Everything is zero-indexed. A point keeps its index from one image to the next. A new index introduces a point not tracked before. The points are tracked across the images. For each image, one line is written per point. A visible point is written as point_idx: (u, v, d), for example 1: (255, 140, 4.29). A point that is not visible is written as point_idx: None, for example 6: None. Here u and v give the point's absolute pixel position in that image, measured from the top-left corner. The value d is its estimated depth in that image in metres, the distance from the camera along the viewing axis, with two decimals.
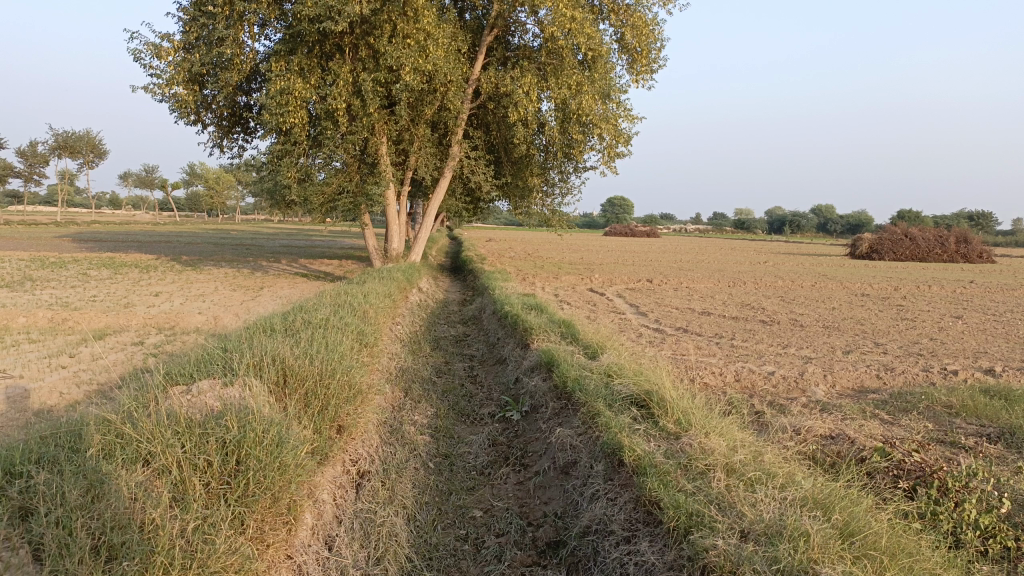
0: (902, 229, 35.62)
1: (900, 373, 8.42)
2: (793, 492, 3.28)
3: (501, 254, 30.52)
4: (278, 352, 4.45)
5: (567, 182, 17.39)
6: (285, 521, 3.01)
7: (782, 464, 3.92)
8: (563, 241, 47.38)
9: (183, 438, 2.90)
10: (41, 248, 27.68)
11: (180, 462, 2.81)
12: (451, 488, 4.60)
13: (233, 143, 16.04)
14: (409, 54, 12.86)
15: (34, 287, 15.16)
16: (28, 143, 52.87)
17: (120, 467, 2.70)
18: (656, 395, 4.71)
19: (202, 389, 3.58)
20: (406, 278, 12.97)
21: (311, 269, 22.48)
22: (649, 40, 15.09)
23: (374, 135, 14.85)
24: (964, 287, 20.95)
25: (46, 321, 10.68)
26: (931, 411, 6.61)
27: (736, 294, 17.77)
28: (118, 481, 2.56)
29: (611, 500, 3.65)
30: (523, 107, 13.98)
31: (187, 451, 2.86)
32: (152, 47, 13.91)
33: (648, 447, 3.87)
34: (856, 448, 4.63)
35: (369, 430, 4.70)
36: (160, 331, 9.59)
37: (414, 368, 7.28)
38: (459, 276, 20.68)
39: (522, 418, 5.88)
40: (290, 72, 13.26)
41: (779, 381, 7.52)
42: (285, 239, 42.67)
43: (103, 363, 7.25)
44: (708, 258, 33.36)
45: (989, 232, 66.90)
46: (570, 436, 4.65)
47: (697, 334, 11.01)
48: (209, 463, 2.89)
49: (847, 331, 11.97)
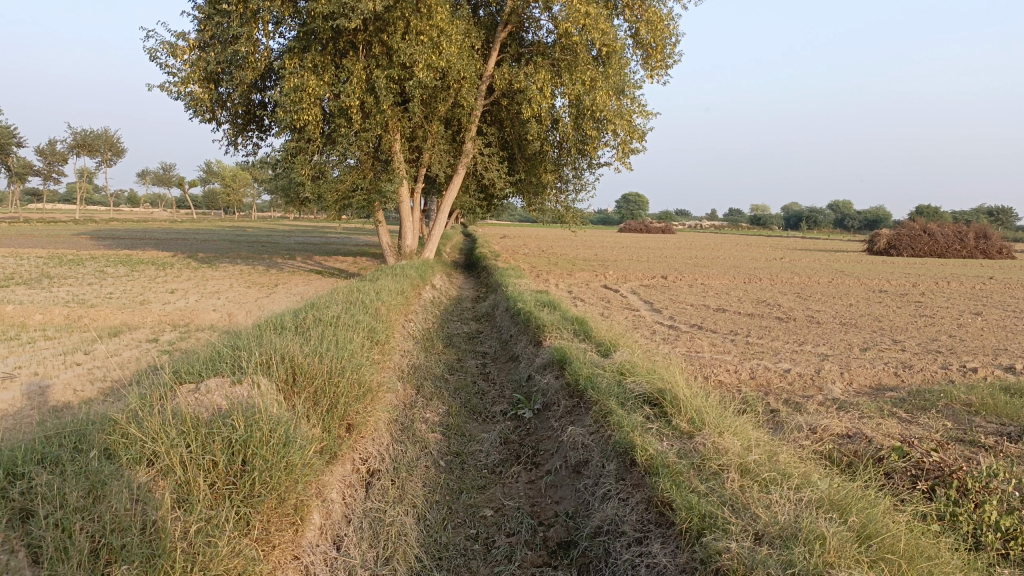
0: (921, 224, 35.35)
1: (918, 370, 8.32)
2: (809, 494, 3.21)
3: (516, 251, 30.50)
4: (287, 350, 4.43)
5: (581, 178, 17.32)
6: (292, 522, 2.99)
7: (798, 464, 3.85)
8: (577, 238, 47.30)
9: (188, 438, 2.87)
10: (61, 246, 27.97)
11: (185, 463, 2.78)
12: (462, 487, 4.57)
13: (248, 141, 16.09)
14: (422, 50, 12.84)
15: (51, 284, 15.27)
16: (48, 142, 53.46)
17: (123, 468, 2.68)
18: (669, 394, 4.65)
19: (210, 387, 3.56)
20: (419, 276, 12.96)
21: (326, 266, 22.55)
22: (664, 35, 14.98)
23: (388, 133, 14.86)
24: (983, 283, 20.70)
25: (62, 318, 10.76)
26: (950, 410, 6.52)
27: (751, 290, 17.64)
28: (121, 482, 2.54)
29: (622, 500, 3.60)
30: (537, 104, 13.93)
31: (192, 451, 2.84)
32: (167, 45, 13.97)
33: (661, 446, 3.82)
34: (873, 447, 4.55)
35: (380, 428, 4.67)
36: (174, 328, 9.63)
37: (426, 366, 7.26)
38: (473, 273, 20.67)
39: (534, 416, 5.84)
40: (304, 70, 13.28)
41: (795, 379, 7.44)
42: (301, 236, 42.83)
43: (117, 360, 7.28)
44: (724, 255, 33.13)
45: (1008, 228, 66.17)
46: (582, 434, 4.60)
47: (712, 331, 10.92)
48: (214, 464, 2.86)
49: (864, 328, 11.84)
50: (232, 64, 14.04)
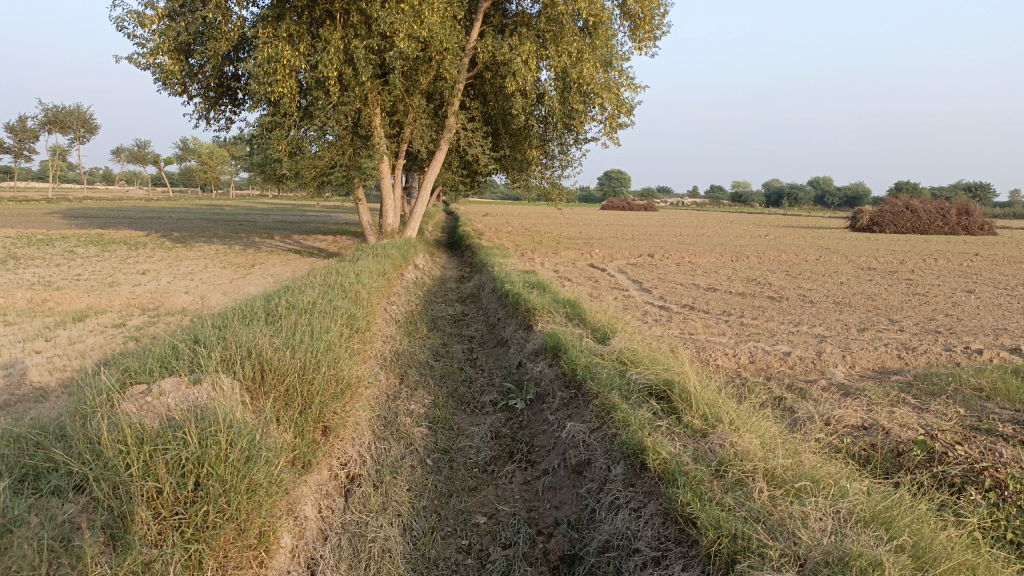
0: (904, 201, 35.19)
1: (921, 352, 7.96)
2: (848, 506, 2.85)
3: (499, 229, 29.93)
4: (254, 343, 3.97)
5: (567, 154, 16.90)
6: (255, 553, 2.60)
7: (824, 465, 3.50)
8: (561, 215, 46.84)
9: (130, 460, 2.44)
10: (30, 225, 27.06)
11: (123, 491, 2.36)
12: (451, 489, 4.16)
13: (221, 116, 15.45)
14: (403, 19, 12.26)
15: (16, 265, 14.63)
16: (17, 118, 51.95)
17: (36, 509, 2.26)
18: (677, 386, 4.25)
19: (164, 390, 3.10)
20: (401, 255, 12.49)
21: (305, 245, 21.92)
22: (653, 6, 14.48)
23: (367, 106, 14.31)
24: (970, 260, 20.50)
25: (25, 302, 10.19)
26: (960, 395, 6.16)
27: (740, 269, 17.26)
28: (32, 530, 2.13)
29: (634, 511, 3.21)
30: (521, 77, 13.40)
31: (132, 475, 2.41)
32: (135, 15, 13.31)
33: (674, 448, 3.42)
34: (894, 441, 4.23)
35: (360, 425, 4.24)
36: (145, 312, 9.12)
37: (410, 352, 6.84)
38: (455, 252, 20.22)
39: (527, 407, 5.46)
40: (278, 39, 12.68)
41: (797, 362, 7.07)
42: (278, 215, 42.04)
43: (80, 349, 6.78)
44: (709, 232, 32.83)
45: (988, 205, 66.59)
46: (582, 431, 4.21)
47: (705, 312, 10.56)
48: (159, 490, 2.43)
49: (860, 307, 11.52)
50: (205, 35, 13.44)
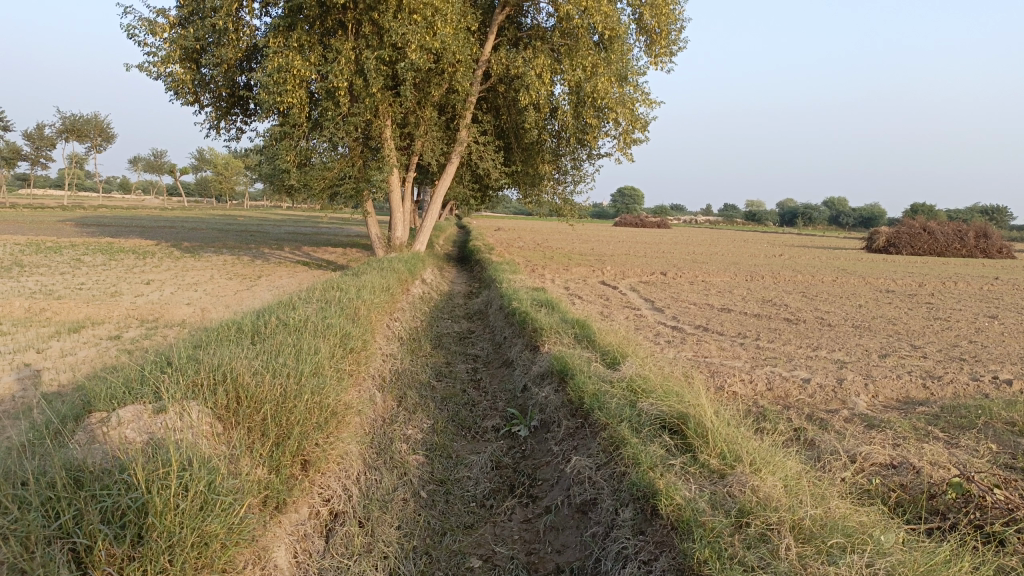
0: (921, 223, 34.65)
1: (948, 381, 7.55)
2: (887, 567, 2.52)
3: (511, 244, 29.54)
4: (232, 368, 3.68)
5: (580, 169, 16.63)
6: None
7: (856, 513, 3.16)
8: (573, 232, 46.51)
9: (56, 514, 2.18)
10: (41, 232, 26.90)
11: (41, 549, 2.09)
12: (445, 527, 3.84)
13: (231, 126, 15.29)
14: (415, 30, 12.01)
15: (20, 273, 14.43)
16: (35, 126, 52.18)
17: None
18: (693, 420, 3.90)
19: (121, 422, 2.83)
20: (408, 270, 12.22)
21: (314, 257, 21.70)
22: (670, 20, 14.20)
23: (378, 118, 14.11)
24: (990, 283, 20.02)
25: (23, 311, 9.94)
26: (991, 430, 5.76)
27: (755, 289, 16.89)
28: None
29: (644, 565, 2.89)
30: (535, 91, 13.11)
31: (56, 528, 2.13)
32: (146, 22, 13.17)
33: (688, 491, 3.09)
34: (928, 483, 3.87)
35: (350, 454, 3.93)
36: (143, 324, 8.84)
37: (411, 372, 6.53)
38: (466, 266, 19.97)
39: (530, 436, 5.13)
40: (288, 48, 12.47)
41: (817, 391, 6.69)
42: (290, 226, 41.87)
43: (70, 362, 6.50)
44: (722, 250, 32.48)
45: (1004, 228, 65.93)
46: (587, 467, 3.88)
47: (719, 333, 10.21)
48: (89, 546, 2.16)
49: (880, 332, 11.12)
50: (215, 43, 13.24)
